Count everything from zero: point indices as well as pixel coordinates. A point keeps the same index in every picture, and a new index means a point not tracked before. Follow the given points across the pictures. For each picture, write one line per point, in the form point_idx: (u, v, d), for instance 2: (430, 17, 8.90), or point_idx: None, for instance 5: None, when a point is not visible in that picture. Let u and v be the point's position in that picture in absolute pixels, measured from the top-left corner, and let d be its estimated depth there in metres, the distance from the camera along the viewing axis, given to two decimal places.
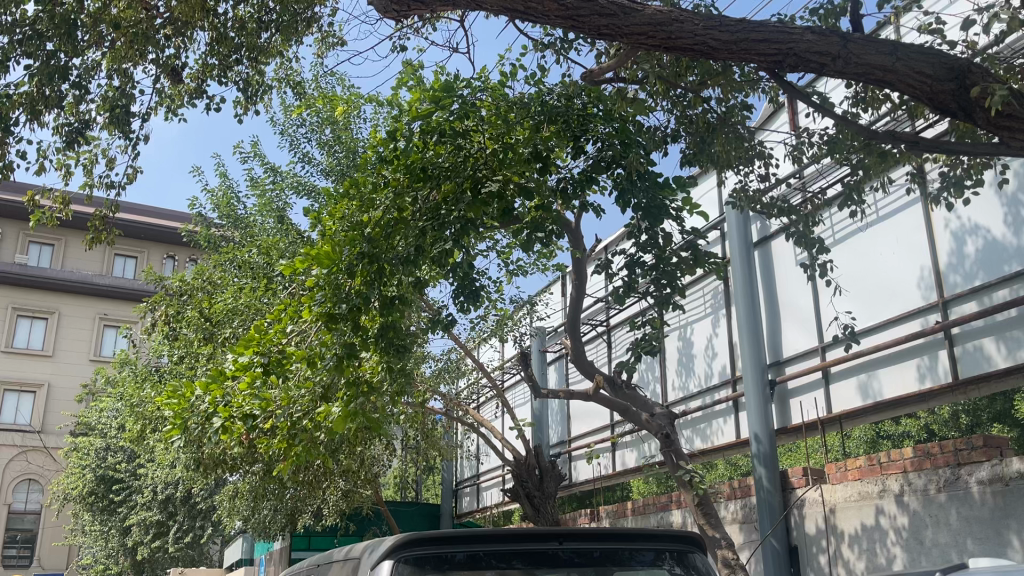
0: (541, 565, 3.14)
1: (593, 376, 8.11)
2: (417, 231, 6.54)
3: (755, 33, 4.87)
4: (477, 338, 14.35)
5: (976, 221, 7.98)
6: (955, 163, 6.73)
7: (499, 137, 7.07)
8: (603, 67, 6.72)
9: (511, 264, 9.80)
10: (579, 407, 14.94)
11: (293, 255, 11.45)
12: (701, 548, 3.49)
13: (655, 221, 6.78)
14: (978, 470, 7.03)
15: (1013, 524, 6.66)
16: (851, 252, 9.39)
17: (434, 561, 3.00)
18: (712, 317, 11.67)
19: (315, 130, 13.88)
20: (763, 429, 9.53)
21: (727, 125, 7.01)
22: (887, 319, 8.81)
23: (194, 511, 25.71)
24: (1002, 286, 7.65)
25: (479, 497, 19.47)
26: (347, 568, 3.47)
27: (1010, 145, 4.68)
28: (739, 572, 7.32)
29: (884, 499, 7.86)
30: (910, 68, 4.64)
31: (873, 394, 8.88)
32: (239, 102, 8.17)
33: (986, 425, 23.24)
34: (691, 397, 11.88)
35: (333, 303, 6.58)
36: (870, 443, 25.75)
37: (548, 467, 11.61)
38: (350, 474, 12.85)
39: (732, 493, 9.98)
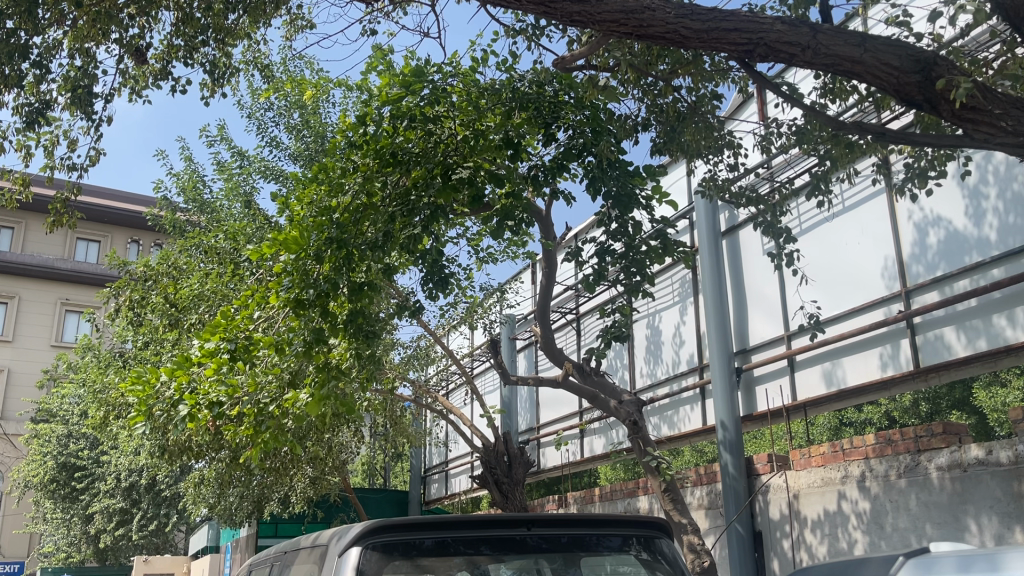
0: (509, 551, 3.14)
1: (562, 364, 8.13)
2: (386, 217, 6.49)
3: (727, 22, 4.89)
4: (446, 325, 14.33)
5: (938, 212, 8.11)
6: (919, 154, 6.83)
7: (470, 123, 7.06)
8: (575, 54, 6.70)
9: (482, 251, 9.81)
10: (548, 395, 15.00)
11: (260, 240, 11.34)
12: (668, 534, 3.52)
13: (625, 210, 6.81)
14: (938, 456, 7.17)
15: (971, 509, 6.82)
16: (816, 242, 9.52)
17: (402, 548, 3.00)
18: (679, 305, 11.77)
19: (283, 114, 13.74)
20: (729, 416, 9.64)
21: (696, 114, 7.03)
22: (851, 308, 8.95)
23: (159, 498, 25.58)
24: (963, 277, 7.79)
25: (448, 483, 19.50)
26: (314, 555, 3.45)
27: (975, 138, 4.70)
28: (704, 557, 7.40)
29: (847, 485, 8.00)
30: (878, 59, 4.68)
31: (837, 382, 9.01)
32: (206, 85, 8.03)
33: (946, 413, 23.77)
34: (659, 384, 11.98)
35: (300, 289, 6.51)
36: (833, 431, 26.18)
37: (516, 454, 11.64)
38: (318, 461, 12.78)
39: (698, 479, 10.09)
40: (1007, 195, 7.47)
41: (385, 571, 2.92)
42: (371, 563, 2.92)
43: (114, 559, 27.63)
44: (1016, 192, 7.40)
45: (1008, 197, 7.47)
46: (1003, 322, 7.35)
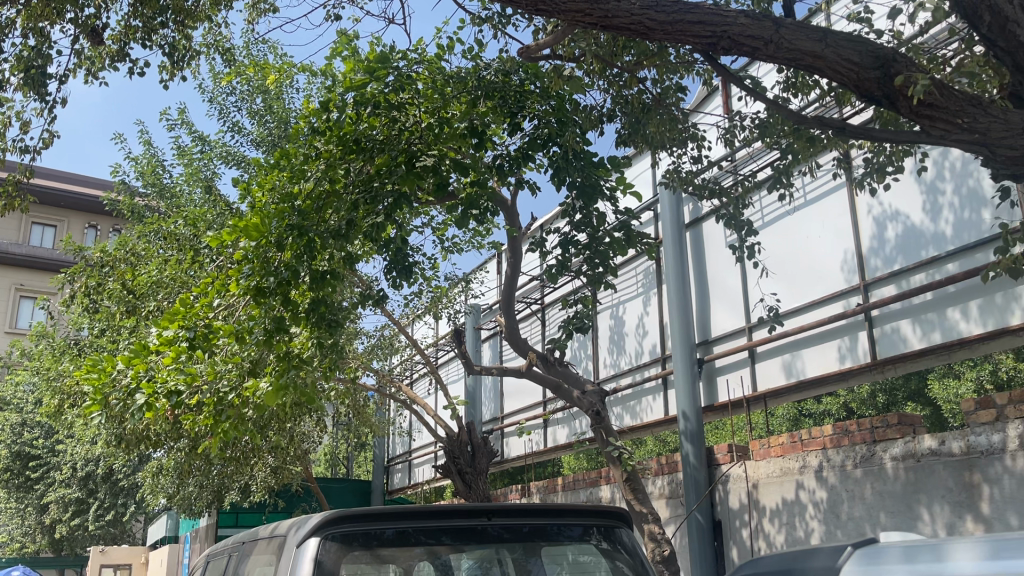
0: (469, 541, 3.14)
1: (526, 354, 8.13)
2: (349, 204, 6.42)
3: (690, 14, 4.90)
4: (410, 314, 14.26)
5: (896, 207, 8.24)
6: (878, 149, 6.92)
7: (435, 111, 7.02)
8: (541, 43, 6.66)
9: (446, 240, 9.78)
10: (512, 385, 15.02)
11: (221, 226, 11.17)
12: (628, 523, 3.53)
13: (590, 200, 6.82)
14: (893, 446, 7.31)
15: (923, 498, 6.97)
16: (778, 235, 9.62)
17: (362, 538, 2.99)
18: (643, 297, 11.85)
19: (246, 98, 13.55)
20: (691, 407, 9.73)
21: (661, 106, 7.06)
22: (811, 300, 9.07)
23: (116, 488, 25.32)
24: (919, 271, 7.93)
25: (411, 473, 19.45)
26: (272, 546, 3.42)
27: (932, 135, 4.74)
28: (665, 546, 7.49)
29: (805, 475, 8.12)
30: (839, 55, 4.73)
31: (796, 373, 9.13)
32: (165, 68, 7.87)
33: (901, 404, 24.23)
34: (622, 374, 12.06)
35: (261, 277, 6.43)
36: (792, 421, 26.58)
37: (480, 444, 11.64)
38: (280, 450, 12.67)
39: (660, 469, 10.19)
40: (963, 191, 7.61)
41: (345, 562, 2.91)
42: (330, 553, 2.90)
43: (70, 549, 27.31)
44: (971, 188, 7.54)
45: (964, 192, 7.60)
46: (957, 315, 7.50)
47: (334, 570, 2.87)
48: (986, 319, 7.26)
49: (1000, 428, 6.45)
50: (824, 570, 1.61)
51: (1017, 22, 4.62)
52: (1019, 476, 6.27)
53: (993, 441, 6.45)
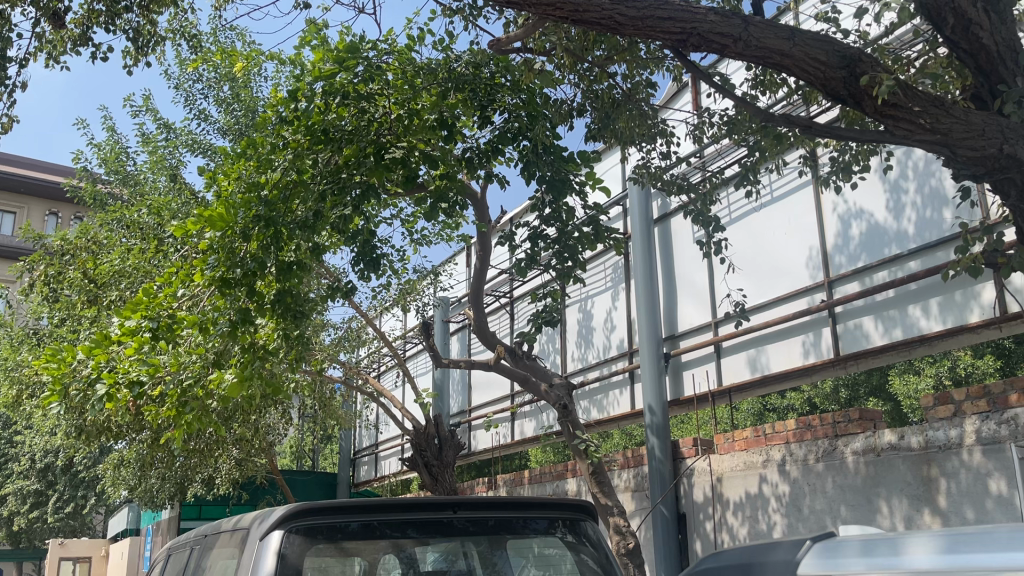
0: (434, 534, 3.13)
1: (494, 347, 8.13)
2: (317, 195, 6.36)
3: (661, 10, 4.92)
4: (378, 306, 14.19)
5: (860, 206, 8.36)
6: (844, 148, 7.00)
7: (405, 102, 6.96)
8: (512, 36, 6.64)
9: (415, 232, 9.73)
10: (480, 378, 15.02)
11: (186, 216, 11.00)
12: (593, 516, 3.54)
13: (559, 195, 6.82)
14: (854, 441, 7.43)
15: (883, 491, 7.09)
16: (745, 231, 9.72)
17: (326, 531, 2.97)
18: (611, 291, 11.90)
19: (212, 86, 13.37)
20: (657, 401, 9.80)
21: (630, 102, 7.08)
22: (776, 296, 9.17)
23: (76, 480, 25.00)
24: (882, 268, 8.05)
25: (377, 466, 19.38)
26: (235, 539, 3.38)
27: (896, 135, 4.80)
28: (630, 539, 7.55)
29: (768, 469, 8.23)
30: (806, 53, 4.78)
31: (760, 368, 9.24)
32: (129, 53, 7.73)
33: (863, 399, 24.60)
34: (590, 368, 12.11)
35: (226, 267, 6.34)
36: (757, 415, 26.93)
37: (447, 437, 11.63)
38: (244, 442, 12.54)
39: (625, 462, 10.26)
40: (926, 190, 7.73)
41: (308, 554, 2.89)
42: (293, 546, 2.88)
43: (28, 542, 26.92)
44: (933, 188, 7.65)
45: (926, 192, 7.72)
46: (918, 313, 7.64)
47: (297, 562, 2.85)
48: (946, 317, 7.40)
49: (958, 423, 6.59)
50: (784, 563, 1.63)
51: (980, 25, 4.71)
52: (974, 470, 6.41)
53: (951, 436, 6.60)
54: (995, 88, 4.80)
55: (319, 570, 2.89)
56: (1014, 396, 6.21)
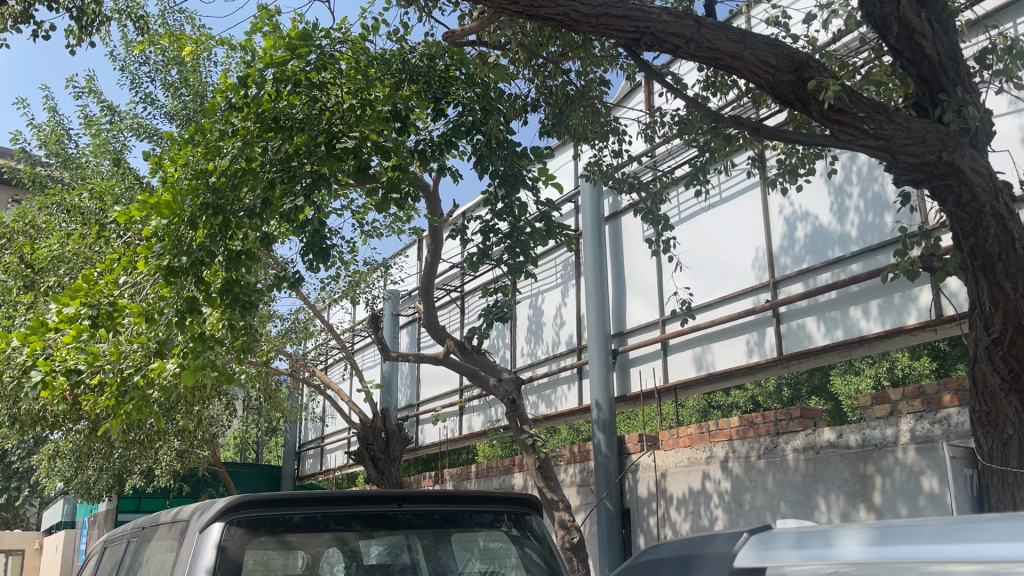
0: (378, 527, 3.11)
1: (443, 341, 8.09)
2: (266, 183, 6.25)
3: (615, 9, 4.97)
4: (326, 298, 14.05)
5: (806, 208, 8.53)
6: (791, 151, 7.14)
7: (357, 92, 6.90)
8: (466, 29, 6.62)
9: (366, 224, 9.66)
10: (429, 372, 14.97)
11: (129, 201, 10.73)
12: (538, 510, 3.55)
13: (512, 189, 6.83)
14: (794, 439, 7.59)
15: (821, 488, 7.26)
16: (693, 231, 9.87)
17: (269, 524, 2.93)
18: (562, 287, 11.97)
19: (160, 69, 13.10)
20: (604, 396, 9.88)
21: (584, 99, 7.12)
22: (722, 296, 9.32)
23: (9, 472, 24.38)
24: (826, 270, 8.22)
25: (323, 459, 19.18)
26: (173, 531, 3.32)
27: (841, 140, 4.90)
28: (574, 533, 7.61)
29: (711, 466, 8.36)
30: (756, 56, 4.86)
31: (706, 366, 9.38)
32: (73, 33, 7.51)
33: (805, 398, 25.10)
34: (539, 363, 12.16)
35: (172, 256, 6.19)
36: (702, 413, 27.38)
37: (394, 431, 11.57)
38: (186, 433, 12.30)
39: (572, 457, 10.33)
40: (868, 195, 7.91)
41: (249, 547, 2.86)
42: (234, 539, 2.84)
43: None
44: (875, 192, 7.84)
45: (869, 197, 7.91)
46: (859, 314, 7.83)
47: (238, 556, 2.82)
48: (885, 318, 7.60)
49: (894, 422, 6.80)
50: (720, 556, 1.62)
51: (923, 35, 4.84)
52: (909, 468, 6.61)
53: (887, 434, 6.80)
54: (935, 97, 4.90)
55: (260, 563, 2.85)
56: (948, 396, 6.43)
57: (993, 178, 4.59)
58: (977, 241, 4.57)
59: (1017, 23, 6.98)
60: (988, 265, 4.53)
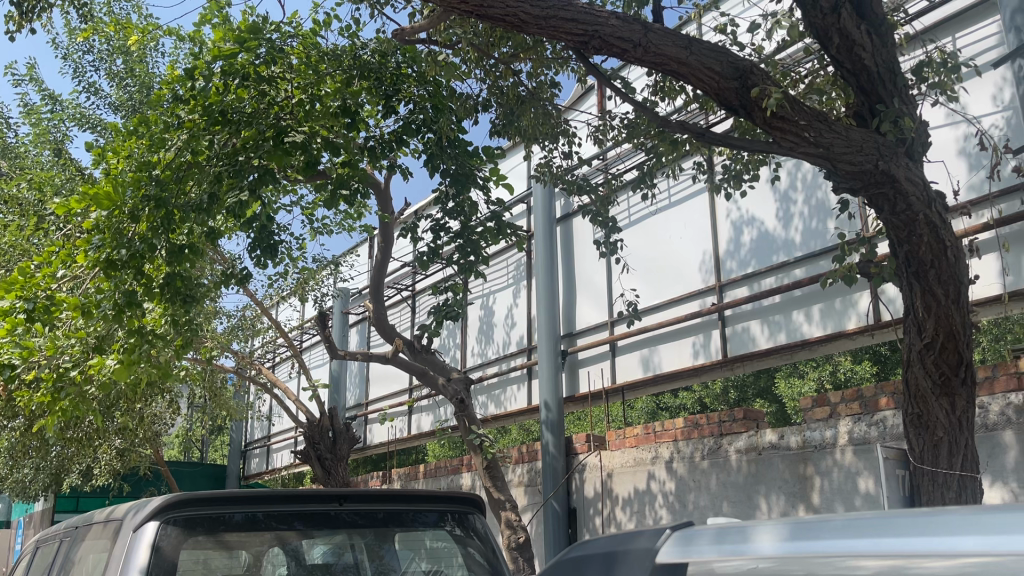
0: (320, 527, 3.09)
1: (392, 340, 8.06)
2: (213, 176, 6.14)
3: (564, 11, 5.02)
4: (274, 295, 13.90)
5: (752, 213, 8.69)
6: (736, 157, 7.26)
7: (307, 87, 6.83)
8: (416, 27, 6.60)
9: (315, 221, 9.58)
10: (378, 371, 14.88)
11: (70, 192, 10.47)
12: (481, 510, 3.54)
13: (463, 188, 6.81)
14: (737, 440, 7.72)
15: (762, 489, 7.40)
16: (642, 234, 9.99)
17: (207, 523, 2.90)
18: (512, 288, 12.02)
19: (105, 58, 12.83)
20: (553, 397, 9.92)
21: (535, 101, 7.15)
22: (670, 299, 9.45)
23: None
24: (770, 274, 8.38)
25: (268, 458, 18.91)
26: (107, 531, 3.25)
27: (782, 147, 4.98)
28: (520, 533, 7.64)
29: (656, 466, 8.47)
30: (701, 63, 4.93)
31: (653, 367, 9.50)
32: (13, 18, 7.31)
33: (751, 400, 25.46)
34: (489, 363, 12.18)
35: (112, 249, 6.08)
36: (650, 414, 27.69)
37: (341, 430, 11.47)
38: (127, 431, 12.04)
39: (520, 457, 10.37)
40: (812, 202, 8.08)
41: (184, 547, 2.81)
42: (169, 538, 2.79)
43: None
44: (819, 200, 8.02)
45: (813, 203, 8.08)
46: (801, 318, 8.00)
47: (173, 555, 2.76)
48: (826, 322, 7.77)
49: (833, 424, 6.97)
50: (644, 551, 1.65)
51: (862, 47, 4.98)
52: (846, 468, 6.78)
53: (826, 436, 6.96)
54: (874, 107, 5.04)
55: (198, 562, 2.81)
56: (883, 399, 6.64)
57: (926, 188, 4.72)
58: (911, 248, 4.72)
59: (955, 38, 7.21)
60: (921, 271, 4.68)
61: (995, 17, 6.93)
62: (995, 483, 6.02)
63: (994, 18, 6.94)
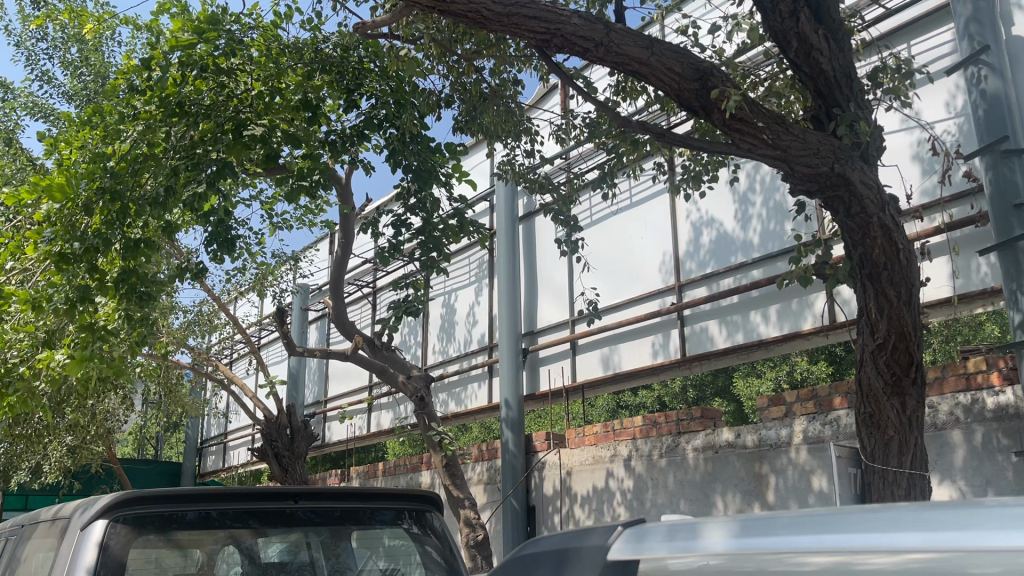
0: (275, 525, 3.06)
1: (352, 337, 7.95)
2: (169, 170, 5.99)
3: (527, 9, 5.04)
4: (232, 291, 13.73)
5: (712, 214, 8.77)
6: (696, 158, 7.32)
7: (267, 80, 6.74)
8: (378, 21, 6.55)
9: (275, 215, 9.48)
10: (338, 368, 14.77)
11: (20, 181, 10.23)
12: (439, 508, 3.50)
13: (425, 185, 6.77)
14: (694, 438, 7.79)
15: (719, 487, 7.48)
16: (603, 233, 10.04)
17: (159, 522, 2.85)
18: (475, 286, 12.01)
19: (59, 47, 12.59)
20: (513, 395, 9.94)
21: (497, 98, 7.14)
22: (629, 298, 9.51)
23: None
24: (728, 275, 8.47)
25: (225, 456, 18.66)
26: (55, 529, 3.18)
27: (742, 149, 5.02)
28: (479, 531, 7.62)
29: (615, 464, 8.52)
30: (662, 64, 4.96)
31: (613, 366, 9.55)
32: None
33: (709, 399, 25.70)
34: (450, 361, 12.15)
35: (65, 242, 5.97)
36: (610, 412, 27.91)
37: (299, 428, 11.36)
38: (78, 427, 11.81)
39: (480, 455, 10.37)
40: (770, 204, 8.17)
41: (134, 546, 2.75)
42: (118, 537, 2.73)
43: None
44: (777, 202, 8.11)
45: (771, 205, 8.17)
46: (758, 318, 8.10)
47: (121, 554, 2.70)
48: (783, 323, 7.88)
49: (788, 423, 7.08)
50: (595, 549, 1.64)
51: (820, 52, 5.06)
52: (800, 467, 6.89)
53: (781, 435, 7.07)
54: (830, 111, 5.12)
55: (148, 561, 2.76)
56: (837, 399, 6.75)
57: (880, 192, 4.80)
58: (865, 251, 4.81)
59: (910, 45, 7.35)
60: (875, 273, 4.77)
61: (949, 25, 7.07)
62: (943, 481, 6.14)
63: (948, 26, 7.08)
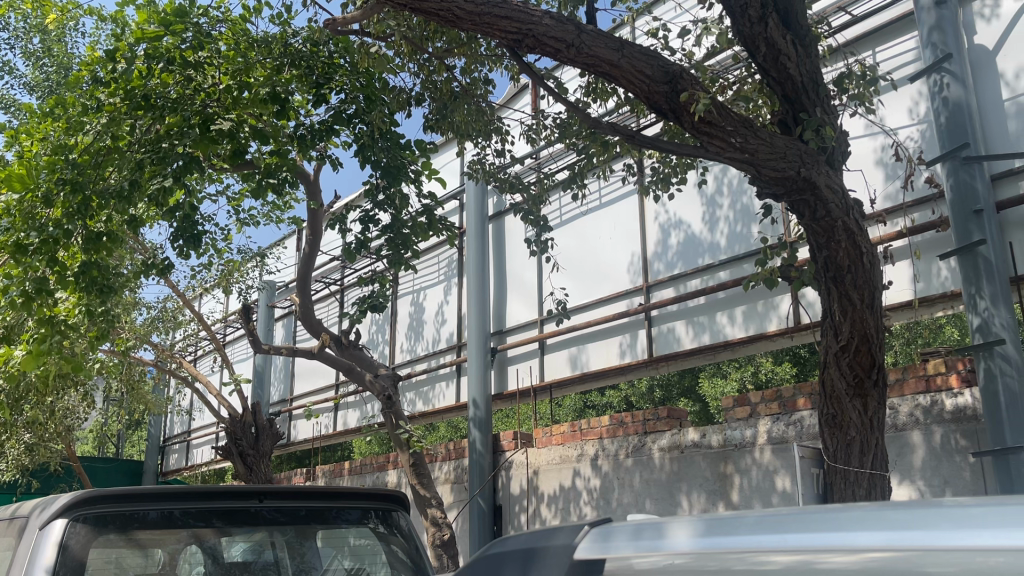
0: (238, 524, 3.02)
1: (318, 335, 7.89)
2: (133, 163, 5.90)
3: (498, 9, 5.05)
4: (197, 287, 13.56)
5: (679, 216, 8.85)
6: (665, 160, 7.36)
7: (235, 74, 6.65)
8: (348, 17, 6.51)
9: (241, 211, 9.38)
10: (304, 366, 14.64)
11: None
12: (405, 507, 3.47)
13: (394, 182, 6.75)
14: (661, 438, 7.85)
15: (684, 486, 7.54)
16: (572, 233, 10.08)
17: (120, 520, 2.81)
18: (443, 285, 11.99)
19: (21, 37, 12.36)
20: (481, 394, 9.93)
21: (468, 97, 7.11)
22: (597, 298, 9.55)
23: None
24: (695, 277, 8.55)
25: (188, 455, 18.43)
26: (12, 529, 3.11)
27: (709, 151, 5.06)
28: (445, 530, 7.60)
29: (582, 463, 8.56)
30: (633, 66, 4.99)
31: (580, 366, 9.59)
32: None
33: (676, 399, 25.92)
34: (418, 359, 12.11)
35: (22, 233, 5.87)
36: (577, 411, 28.04)
37: (264, 426, 11.24)
38: (37, 424, 11.58)
39: (447, 454, 10.34)
40: (737, 206, 8.27)
41: (94, 545, 2.71)
42: (78, 536, 2.68)
43: None
44: (744, 205, 8.20)
45: (738, 208, 8.26)
46: (724, 320, 8.18)
47: (82, 554, 2.66)
48: (748, 324, 7.96)
49: (753, 423, 7.15)
50: (562, 548, 1.65)
51: (788, 56, 5.12)
52: (764, 467, 6.96)
53: (746, 435, 7.14)
54: (797, 115, 5.18)
55: (109, 561, 2.72)
56: (801, 400, 6.86)
57: (844, 196, 4.88)
58: (829, 254, 4.87)
59: (875, 52, 7.48)
60: (839, 276, 4.83)
61: (912, 32, 7.20)
62: (903, 482, 6.24)
63: (912, 34, 7.21)
